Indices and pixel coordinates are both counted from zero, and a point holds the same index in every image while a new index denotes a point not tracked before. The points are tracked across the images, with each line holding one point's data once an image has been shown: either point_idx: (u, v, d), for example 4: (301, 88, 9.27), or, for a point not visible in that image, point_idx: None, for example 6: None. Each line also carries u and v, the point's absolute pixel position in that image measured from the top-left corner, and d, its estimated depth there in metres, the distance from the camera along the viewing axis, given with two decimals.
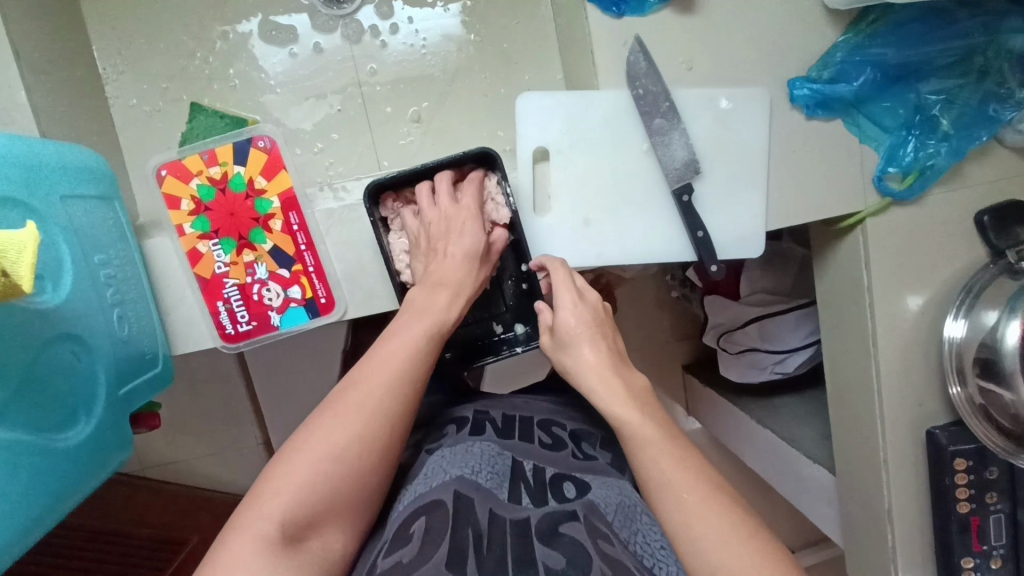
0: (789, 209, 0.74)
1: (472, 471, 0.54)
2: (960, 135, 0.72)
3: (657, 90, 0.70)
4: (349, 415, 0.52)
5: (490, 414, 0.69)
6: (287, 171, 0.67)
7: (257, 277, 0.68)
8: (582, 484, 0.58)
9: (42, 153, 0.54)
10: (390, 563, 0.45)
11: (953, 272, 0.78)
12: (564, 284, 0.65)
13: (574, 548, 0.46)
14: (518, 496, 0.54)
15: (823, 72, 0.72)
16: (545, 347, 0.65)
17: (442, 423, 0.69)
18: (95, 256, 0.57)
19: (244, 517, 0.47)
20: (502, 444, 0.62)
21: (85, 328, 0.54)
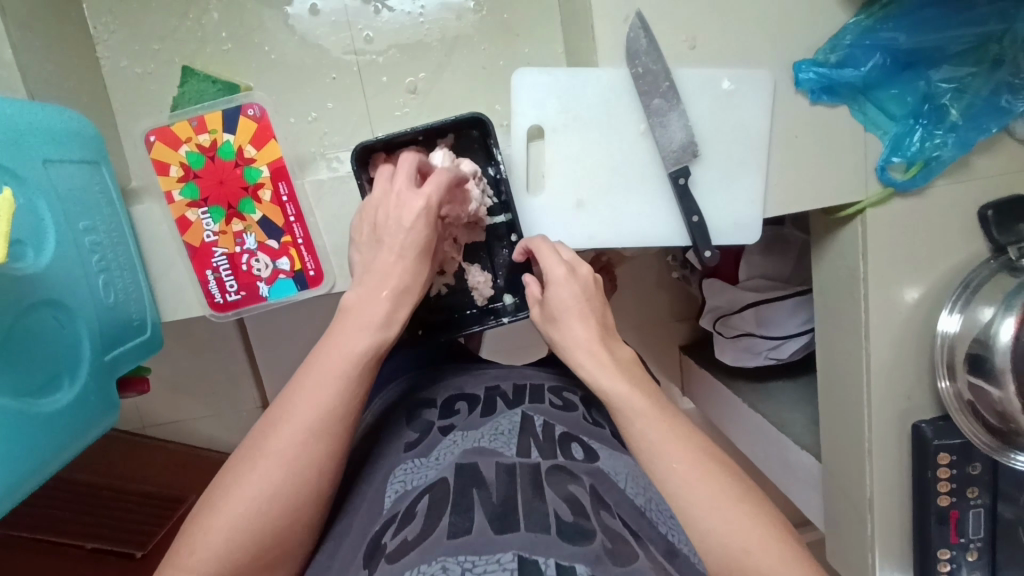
0: (790, 195, 0.73)
1: (474, 444, 0.54)
2: (969, 126, 0.70)
3: (657, 69, 0.68)
4: (315, 389, 0.53)
5: (501, 388, 0.67)
6: (277, 141, 0.66)
7: (246, 247, 0.68)
8: (590, 449, 0.57)
9: (24, 115, 0.53)
10: (396, 540, 0.45)
11: (952, 266, 0.77)
12: (553, 260, 0.64)
13: (579, 511, 0.46)
14: (528, 449, 0.53)
15: (830, 56, 0.69)
16: (535, 320, 0.65)
17: (449, 395, 0.66)
18: (79, 222, 0.57)
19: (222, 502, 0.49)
20: (509, 411, 0.61)
21: (68, 294, 0.55)
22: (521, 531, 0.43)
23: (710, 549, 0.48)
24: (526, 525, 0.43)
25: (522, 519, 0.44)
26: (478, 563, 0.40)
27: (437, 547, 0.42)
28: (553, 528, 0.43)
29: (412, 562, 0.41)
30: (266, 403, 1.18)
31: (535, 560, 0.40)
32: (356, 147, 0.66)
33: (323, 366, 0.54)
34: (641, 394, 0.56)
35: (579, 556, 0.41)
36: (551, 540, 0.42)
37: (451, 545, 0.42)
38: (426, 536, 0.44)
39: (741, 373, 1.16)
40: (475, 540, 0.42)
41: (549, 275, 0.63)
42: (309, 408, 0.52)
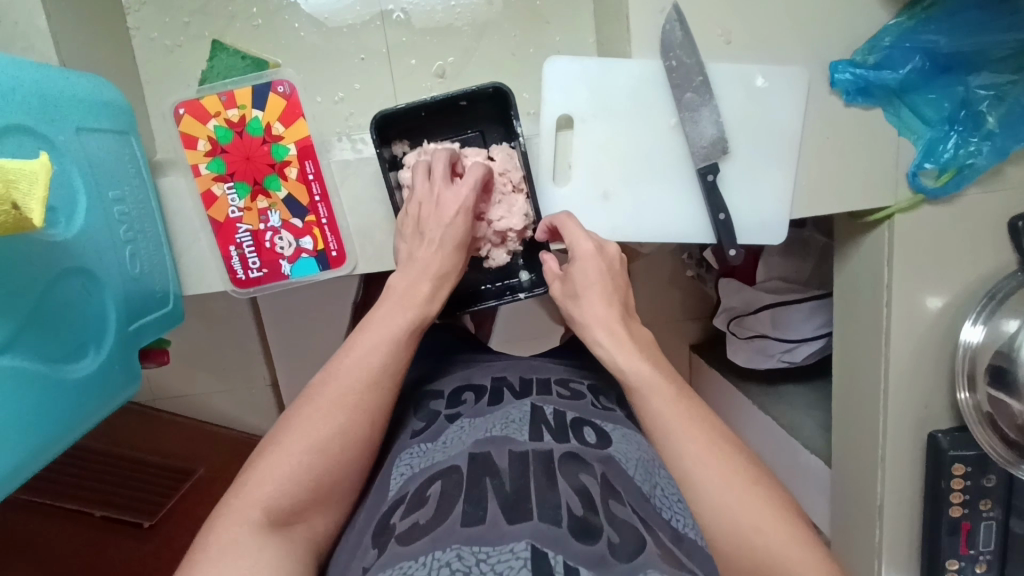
0: (817, 197, 0.72)
1: (486, 432, 0.53)
2: (1005, 134, 0.69)
3: (690, 62, 0.67)
4: (328, 409, 0.54)
5: (508, 378, 0.67)
6: (305, 119, 0.66)
7: (270, 224, 0.68)
8: (602, 433, 0.57)
9: (55, 81, 0.53)
10: (407, 524, 0.45)
11: (978, 275, 0.76)
12: (580, 232, 0.65)
13: (589, 504, 0.46)
14: (540, 434, 0.53)
15: (869, 56, 0.68)
16: (556, 296, 0.66)
17: (457, 384, 0.66)
18: (108, 192, 0.57)
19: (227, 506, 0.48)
20: (518, 401, 0.60)
21: (95, 264, 0.54)
22: (532, 520, 0.43)
23: (728, 539, 0.48)
24: (538, 515, 0.43)
25: (534, 507, 0.44)
26: (492, 554, 0.40)
27: (450, 535, 0.42)
28: (564, 522, 0.43)
29: (423, 549, 0.42)
30: (277, 381, 1.19)
31: (546, 553, 0.40)
32: (374, 117, 0.67)
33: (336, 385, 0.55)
34: (662, 379, 0.56)
35: (585, 554, 0.41)
36: (561, 535, 0.42)
37: (463, 533, 0.42)
38: (438, 524, 0.44)
39: (753, 374, 1.16)
40: (487, 531, 0.42)
41: (574, 250, 0.64)
42: (306, 433, 0.52)
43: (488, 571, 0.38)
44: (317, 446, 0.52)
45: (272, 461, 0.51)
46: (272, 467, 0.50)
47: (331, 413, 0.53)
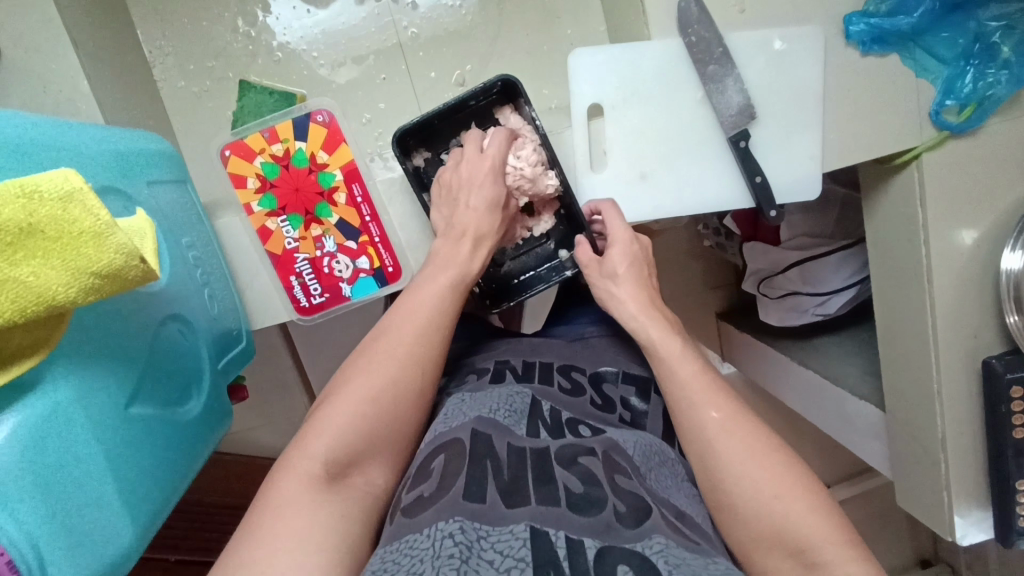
0: (845, 149, 0.75)
1: (488, 411, 0.55)
2: (1022, 62, 0.71)
3: (709, 36, 0.69)
4: (384, 359, 0.59)
5: (511, 361, 0.69)
6: (348, 144, 0.68)
7: (326, 250, 0.70)
8: (597, 429, 0.59)
9: (119, 141, 0.55)
10: (413, 496, 0.48)
11: (1010, 202, 0.78)
12: (620, 220, 0.71)
13: (590, 481, 0.49)
14: (537, 431, 0.56)
15: (881, 5, 0.70)
16: (590, 276, 0.71)
17: (462, 370, 0.70)
18: (182, 240, 0.59)
19: (289, 463, 0.52)
20: (519, 386, 0.62)
21: (183, 311, 0.56)
22: (531, 503, 0.45)
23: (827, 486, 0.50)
24: (537, 499, 0.46)
25: (534, 492, 0.46)
26: (493, 533, 0.42)
27: (453, 507, 0.44)
28: (563, 501, 0.46)
29: (427, 519, 0.43)
30: None
31: (546, 532, 0.42)
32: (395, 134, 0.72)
33: (388, 345, 0.60)
34: (688, 368, 0.61)
35: (590, 525, 0.43)
36: (562, 512, 0.44)
37: (467, 507, 0.44)
38: (440, 495, 0.46)
39: (789, 331, 1.18)
40: (489, 510, 0.44)
41: (611, 236, 0.70)
42: (327, 435, 0.53)
43: (489, 548, 0.40)
44: (338, 448, 0.53)
45: (294, 467, 0.51)
46: (325, 427, 0.54)
47: (352, 415, 0.55)
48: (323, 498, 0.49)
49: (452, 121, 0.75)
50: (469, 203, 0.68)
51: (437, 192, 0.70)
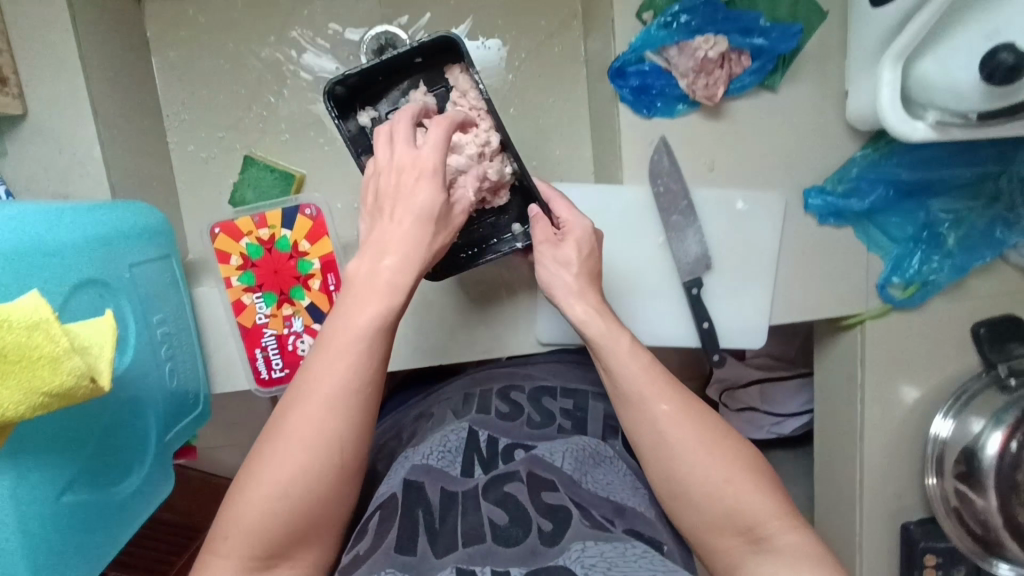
0: (793, 306, 0.79)
1: (421, 460, 0.58)
2: (964, 253, 0.76)
3: (677, 189, 0.74)
4: (315, 406, 0.50)
5: (455, 404, 0.74)
6: (329, 237, 0.73)
7: (293, 329, 0.75)
8: (532, 450, 0.60)
9: (112, 224, 0.59)
10: (350, 557, 0.50)
11: (946, 376, 0.83)
12: (579, 215, 0.66)
13: (515, 511, 0.51)
14: (471, 468, 0.58)
15: (838, 186, 0.74)
16: (540, 253, 0.65)
17: (411, 428, 0.74)
18: (155, 317, 0.63)
19: (219, 544, 0.49)
20: (455, 425, 0.65)
21: (145, 391, 0.60)
22: (459, 548, 0.49)
23: None
24: (463, 542, 0.49)
25: (460, 535, 0.50)
26: None
27: (384, 561, 0.48)
28: (487, 536, 0.49)
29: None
30: None
31: (471, 571, 0.46)
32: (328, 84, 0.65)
33: (315, 385, 0.51)
34: (639, 365, 0.58)
35: (513, 556, 0.47)
36: (488, 548, 0.48)
37: (398, 561, 0.48)
38: (373, 551, 0.49)
39: None
40: (419, 563, 0.48)
41: (565, 225, 0.66)
42: (244, 535, 0.48)
43: None
44: (256, 548, 0.49)
45: (218, 562, 0.49)
46: (261, 485, 0.49)
47: (269, 509, 0.49)
48: None
49: (392, 72, 0.67)
50: (394, 217, 0.57)
51: (369, 203, 0.59)
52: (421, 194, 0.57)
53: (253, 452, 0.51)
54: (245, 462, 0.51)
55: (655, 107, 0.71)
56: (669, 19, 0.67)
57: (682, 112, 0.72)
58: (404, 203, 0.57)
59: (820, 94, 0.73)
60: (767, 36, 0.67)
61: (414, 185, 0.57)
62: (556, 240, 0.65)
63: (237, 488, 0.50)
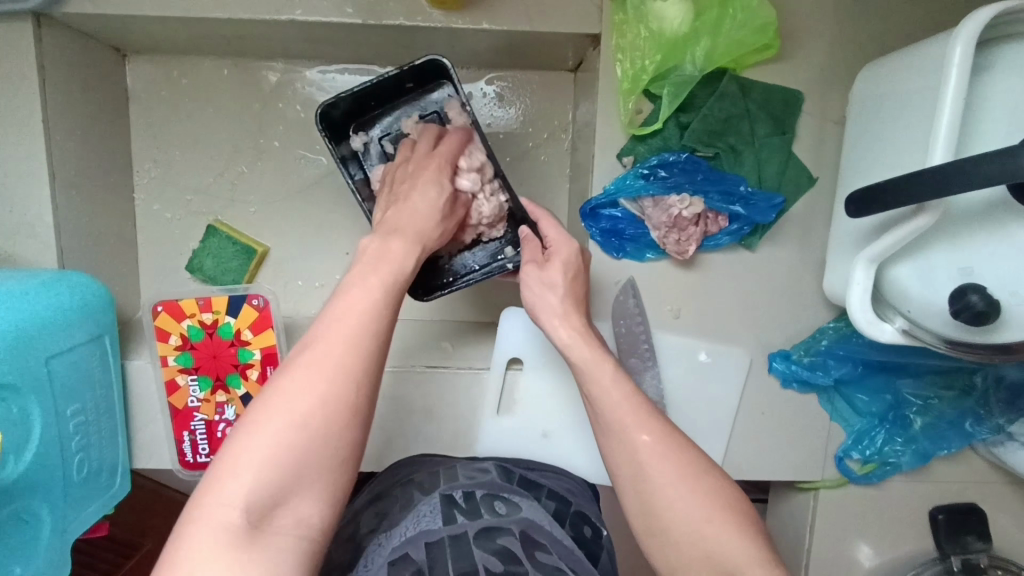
0: (746, 464, 0.75)
1: (401, 535, 0.55)
2: (929, 440, 0.73)
3: (637, 331, 0.71)
4: (329, 346, 0.46)
5: (418, 478, 0.64)
6: (274, 330, 0.71)
7: (224, 417, 0.72)
8: (513, 505, 0.60)
9: (32, 316, 0.56)
10: None
11: (897, 555, 0.79)
12: (561, 232, 0.63)
13: (508, 560, 0.51)
14: (454, 517, 0.56)
15: (805, 355, 0.71)
16: (527, 271, 0.61)
17: (372, 498, 0.63)
18: (67, 409, 0.60)
19: (205, 503, 0.42)
20: (428, 496, 0.61)
21: (35, 495, 0.57)
22: None
23: None
24: None
25: None
26: None
27: None
28: None
29: None
30: None
31: None
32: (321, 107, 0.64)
33: (331, 325, 0.47)
34: (627, 394, 0.55)
35: None
36: None
37: None
38: None
39: None
40: None
41: (552, 245, 0.62)
42: (243, 478, 0.42)
43: None
44: (257, 493, 0.42)
45: (203, 523, 0.41)
46: (264, 429, 0.44)
47: (276, 448, 0.43)
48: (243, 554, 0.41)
49: (385, 98, 0.68)
50: (409, 199, 0.56)
51: (382, 198, 0.59)
52: (428, 194, 0.57)
53: (249, 407, 0.45)
54: (244, 413, 0.45)
55: (626, 248, 0.69)
56: (647, 171, 0.65)
57: (652, 257, 0.69)
58: (411, 185, 0.57)
59: (800, 259, 0.70)
60: (748, 204, 0.65)
61: (425, 176, 0.58)
62: (542, 260, 0.62)
63: (240, 430, 0.44)
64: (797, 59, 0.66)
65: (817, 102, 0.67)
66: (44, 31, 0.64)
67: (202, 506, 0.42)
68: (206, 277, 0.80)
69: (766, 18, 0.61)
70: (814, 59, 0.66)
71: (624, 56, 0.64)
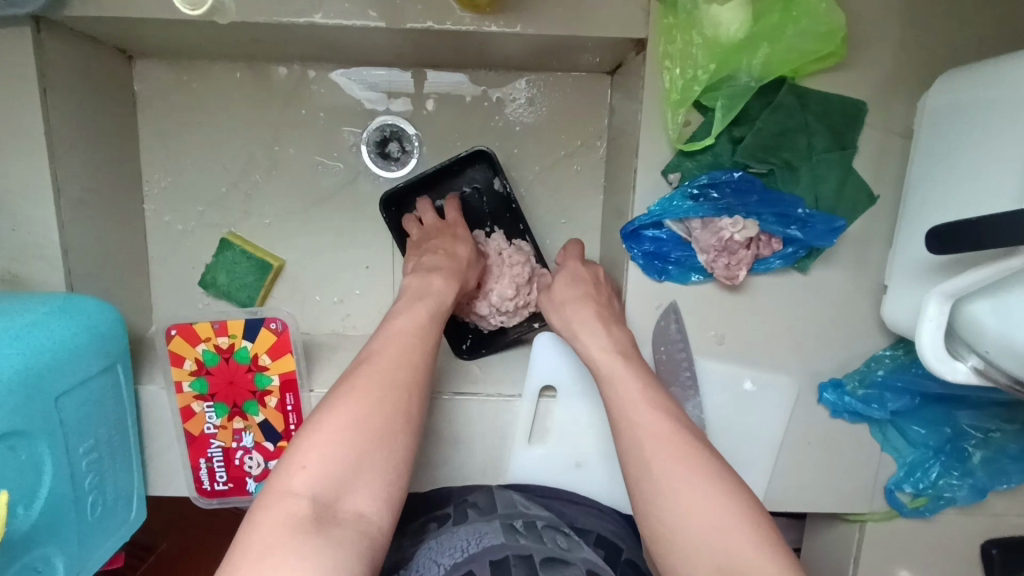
0: (791, 496, 0.71)
1: (462, 552, 0.51)
2: (989, 475, 0.68)
3: (679, 358, 0.67)
4: (389, 356, 0.50)
5: (472, 499, 0.62)
6: (293, 356, 0.67)
7: (242, 444, 0.69)
8: (571, 543, 0.55)
9: (41, 354, 0.52)
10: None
11: None
12: (576, 255, 0.69)
13: None
14: (516, 539, 0.52)
15: (859, 385, 0.67)
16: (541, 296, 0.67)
17: (423, 520, 0.62)
18: (79, 448, 0.57)
19: (274, 490, 0.42)
20: (487, 514, 0.58)
21: (47, 542, 0.54)
22: None
23: None
24: None
25: None
26: None
27: None
28: None
29: None
30: None
31: None
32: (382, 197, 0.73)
33: (388, 341, 0.52)
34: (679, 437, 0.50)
35: None
36: None
37: None
38: None
39: None
40: None
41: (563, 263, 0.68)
42: (312, 467, 0.43)
43: None
44: (325, 481, 0.43)
45: (271, 513, 0.41)
46: (332, 419, 0.45)
47: (346, 441, 0.45)
48: (312, 537, 0.40)
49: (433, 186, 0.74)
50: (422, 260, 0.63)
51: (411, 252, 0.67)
52: (443, 257, 0.63)
53: (314, 409, 0.47)
54: (308, 417, 0.47)
55: (669, 271, 0.64)
56: (696, 191, 0.61)
57: (696, 280, 0.65)
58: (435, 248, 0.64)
59: (856, 283, 0.65)
60: (806, 227, 0.60)
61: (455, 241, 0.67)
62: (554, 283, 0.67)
63: (309, 424, 0.46)
64: (863, 67, 0.60)
65: (884, 113, 0.61)
66: (45, 36, 0.59)
67: (269, 500, 0.42)
68: (218, 293, 0.76)
69: (832, 23, 0.55)
70: (882, 67, 0.60)
71: (673, 64, 0.59)
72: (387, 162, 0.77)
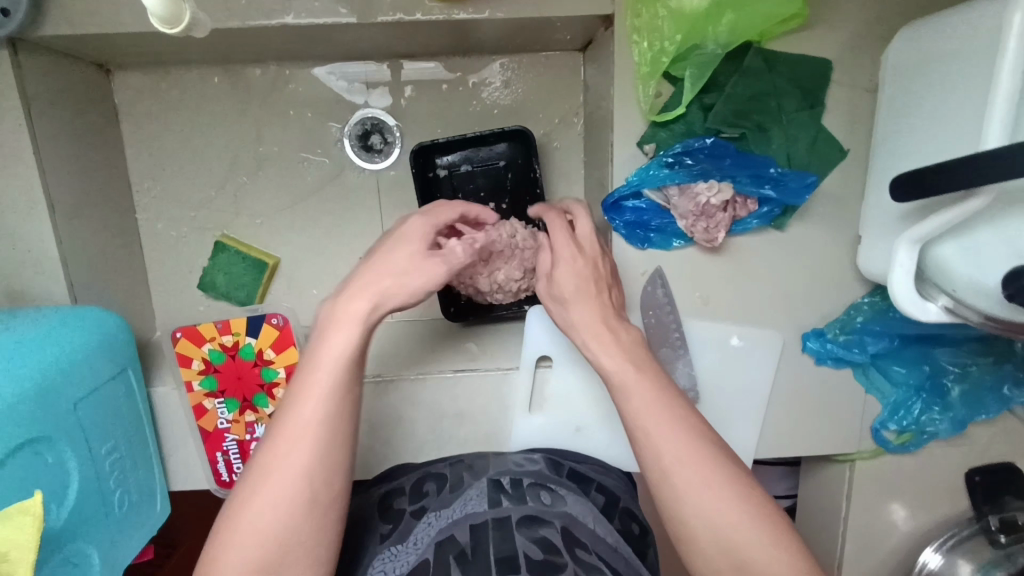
0: (782, 440, 0.75)
1: (450, 517, 0.55)
2: (968, 407, 0.72)
3: (667, 320, 0.69)
4: (327, 375, 0.51)
5: (464, 463, 0.64)
6: (297, 347, 0.70)
7: (256, 436, 0.72)
8: (558, 495, 0.58)
9: (54, 362, 0.55)
10: None
11: (935, 517, 0.80)
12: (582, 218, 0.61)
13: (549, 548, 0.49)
14: (499, 501, 0.56)
15: (840, 333, 0.70)
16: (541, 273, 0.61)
17: (416, 476, 0.63)
18: (100, 449, 0.59)
19: (235, 525, 0.47)
20: (477, 478, 0.61)
21: (82, 539, 0.57)
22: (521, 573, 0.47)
23: None
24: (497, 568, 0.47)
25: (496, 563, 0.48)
26: None
27: None
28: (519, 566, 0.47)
29: None
30: None
31: None
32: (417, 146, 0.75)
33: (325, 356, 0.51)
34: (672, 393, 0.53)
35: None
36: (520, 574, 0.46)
37: None
38: None
39: None
40: None
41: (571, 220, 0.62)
42: (268, 499, 0.47)
43: None
44: (277, 515, 0.47)
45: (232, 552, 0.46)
46: (281, 454, 0.48)
47: (293, 472, 0.48)
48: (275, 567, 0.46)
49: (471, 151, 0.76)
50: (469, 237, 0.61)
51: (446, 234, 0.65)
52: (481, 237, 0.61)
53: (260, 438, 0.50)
54: (261, 442, 0.50)
55: (651, 237, 0.67)
56: (671, 159, 0.63)
57: (678, 244, 0.67)
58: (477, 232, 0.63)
59: (831, 235, 0.68)
60: (779, 185, 0.63)
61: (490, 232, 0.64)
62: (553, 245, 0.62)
63: (258, 459, 0.49)
64: (825, 26, 0.62)
65: (848, 69, 0.63)
66: (22, 56, 0.60)
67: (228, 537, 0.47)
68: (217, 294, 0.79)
69: None
70: (843, 25, 0.62)
71: (640, 37, 0.60)
72: (371, 154, 0.79)
